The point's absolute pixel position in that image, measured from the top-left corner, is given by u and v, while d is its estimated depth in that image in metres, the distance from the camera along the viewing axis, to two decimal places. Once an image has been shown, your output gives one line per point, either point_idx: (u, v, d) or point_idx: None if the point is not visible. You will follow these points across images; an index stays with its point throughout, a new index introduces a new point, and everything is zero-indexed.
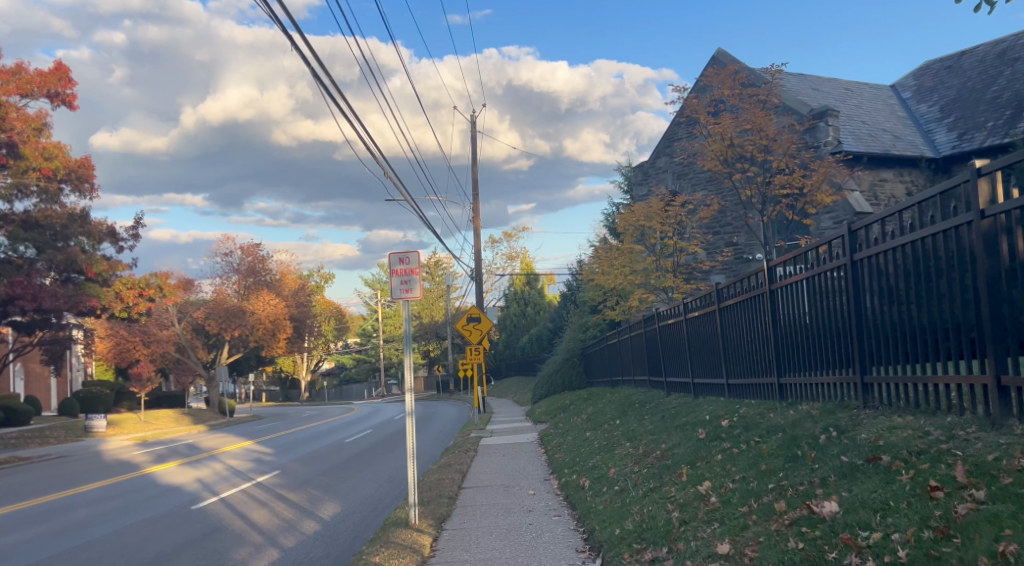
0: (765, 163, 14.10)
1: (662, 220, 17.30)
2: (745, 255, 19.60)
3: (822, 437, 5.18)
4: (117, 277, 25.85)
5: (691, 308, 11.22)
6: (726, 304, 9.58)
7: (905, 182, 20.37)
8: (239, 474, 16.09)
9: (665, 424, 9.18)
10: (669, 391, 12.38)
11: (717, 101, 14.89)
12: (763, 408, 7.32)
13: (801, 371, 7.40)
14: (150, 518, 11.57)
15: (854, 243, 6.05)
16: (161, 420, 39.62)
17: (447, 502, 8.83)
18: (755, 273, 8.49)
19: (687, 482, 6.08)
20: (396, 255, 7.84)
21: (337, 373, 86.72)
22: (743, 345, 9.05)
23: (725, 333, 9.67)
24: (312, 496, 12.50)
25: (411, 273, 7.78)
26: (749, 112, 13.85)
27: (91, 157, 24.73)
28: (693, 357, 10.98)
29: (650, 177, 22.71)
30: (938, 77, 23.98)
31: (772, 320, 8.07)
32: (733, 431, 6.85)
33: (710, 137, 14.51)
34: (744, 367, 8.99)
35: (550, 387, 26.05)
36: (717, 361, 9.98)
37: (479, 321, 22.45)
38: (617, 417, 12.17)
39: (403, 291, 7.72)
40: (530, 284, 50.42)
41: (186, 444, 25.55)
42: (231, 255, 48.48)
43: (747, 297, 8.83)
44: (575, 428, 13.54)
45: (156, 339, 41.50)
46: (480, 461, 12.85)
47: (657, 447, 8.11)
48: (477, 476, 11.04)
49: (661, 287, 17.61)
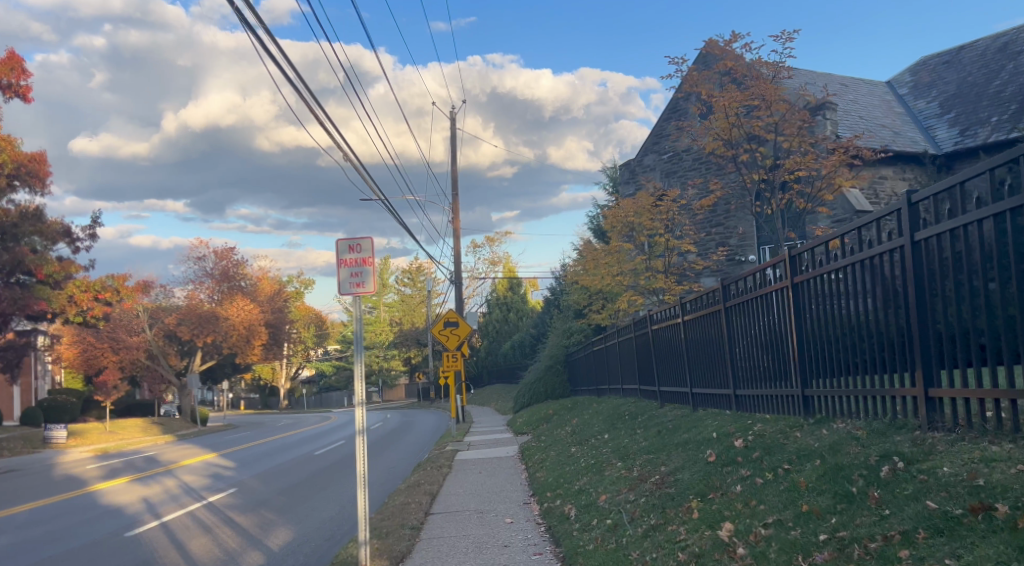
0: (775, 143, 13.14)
1: (652, 216, 16.13)
2: (738, 257, 18.74)
3: (884, 469, 3.92)
4: (71, 279, 24.35)
5: (688, 308, 9.95)
6: (732, 302, 8.29)
7: (907, 180, 19.30)
8: (191, 493, 14.66)
9: (662, 441, 7.94)
10: (662, 401, 11.16)
11: (722, 72, 13.82)
12: (787, 427, 6.03)
13: (831, 380, 6.09)
14: (75, 547, 10.13)
15: (915, 218, 4.72)
16: (128, 431, 38.02)
17: (408, 535, 7.53)
18: (776, 263, 7.13)
19: (698, 522, 4.83)
20: (346, 241, 6.52)
21: (316, 382, 84.93)
22: (755, 351, 7.74)
23: (731, 336, 8.39)
24: (264, 521, 11.15)
25: (364, 264, 6.47)
26: (757, 84, 12.94)
27: (43, 152, 23.29)
28: (692, 364, 9.73)
29: (637, 175, 21.51)
30: (936, 73, 23.05)
31: (792, 321, 6.75)
32: (752, 455, 5.60)
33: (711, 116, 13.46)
34: (757, 375, 7.70)
35: (532, 397, 24.81)
36: (721, 368, 8.69)
37: (457, 326, 21.16)
38: (605, 431, 10.93)
39: (355, 288, 6.41)
40: (512, 289, 49.18)
41: (145, 457, 24.09)
42: (203, 259, 46.92)
43: (759, 294, 7.52)
44: (559, 442, 12.31)
45: (126, 346, 39.90)
46: (454, 479, 11.57)
47: (656, 471, 6.87)
48: (448, 499, 9.73)
49: (651, 289, 16.44)
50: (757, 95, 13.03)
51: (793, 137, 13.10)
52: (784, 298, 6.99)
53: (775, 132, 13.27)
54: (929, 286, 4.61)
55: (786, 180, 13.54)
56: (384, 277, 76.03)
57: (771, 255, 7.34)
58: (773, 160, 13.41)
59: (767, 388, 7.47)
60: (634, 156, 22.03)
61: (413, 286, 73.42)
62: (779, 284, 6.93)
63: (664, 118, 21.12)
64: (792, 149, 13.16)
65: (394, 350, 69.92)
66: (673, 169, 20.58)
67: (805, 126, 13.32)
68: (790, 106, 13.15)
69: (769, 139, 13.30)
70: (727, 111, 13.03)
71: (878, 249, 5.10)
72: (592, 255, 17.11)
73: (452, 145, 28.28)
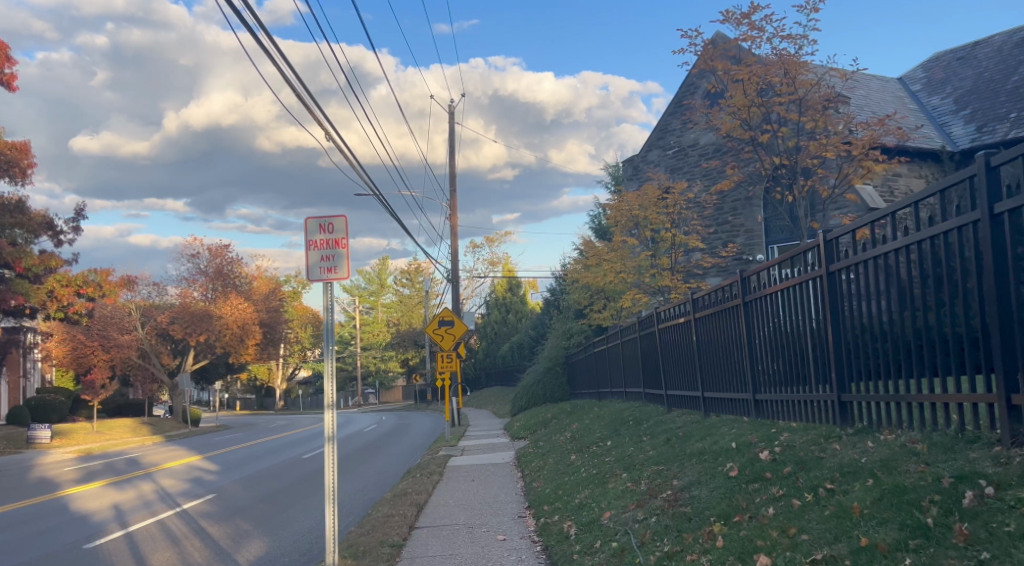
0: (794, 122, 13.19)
1: (658, 209, 15.40)
2: (745, 257, 18.02)
3: (967, 497, 3.11)
4: (50, 273, 23.49)
5: (700, 304, 9.12)
6: (752, 297, 7.41)
7: (921, 178, 18.47)
8: (167, 499, 13.84)
9: (674, 451, 7.13)
10: (669, 406, 10.38)
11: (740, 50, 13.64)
12: (821, 438, 5.19)
13: (872, 382, 5.25)
14: (27, 560, 9.31)
15: (993, 187, 3.85)
16: (116, 431, 37.17)
17: (387, 554, 6.72)
18: (807, 248, 6.25)
19: (724, 552, 4.05)
20: (316, 220, 5.70)
21: (314, 383, 83.99)
22: (781, 351, 6.86)
23: (752, 334, 7.51)
24: (238, 532, 10.35)
25: (336, 246, 5.65)
26: (779, 60, 12.89)
27: (26, 142, 22.52)
28: (706, 365, 8.89)
29: (641, 171, 20.74)
30: (950, 69, 22.26)
31: (825, 314, 5.89)
32: (782, 470, 4.77)
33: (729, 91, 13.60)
34: (782, 377, 6.83)
35: (530, 399, 23.97)
36: (740, 369, 7.83)
37: (452, 325, 20.34)
38: (607, 438, 10.13)
39: (327, 275, 5.62)
40: (511, 290, 48.34)
41: (128, 458, 23.25)
42: (197, 257, 46.08)
43: (784, 288, 6.63)
44: (558, 449, 11.52)
45: (117, 344, 38.97)
46: (445, 487, 10.78)
47: (667, 486, 6.06)
48: (436, 512, 8.93)
49: (656, 287, 15.63)
50: (779, 71, 12.98)
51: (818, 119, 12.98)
52: (816, 291, 6.12)
53: (799, 110, 13.23)
54: (1013, 271, 3.74)
55: (806, 164, 13.52)
56: (382, 277, 75.34)
57: (799, 243, 6.45)
58: (796, 139, 13.33)
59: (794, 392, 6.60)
60: (638, 151, 21.26)
61: (411, 286, 72.72)
62: (809, 275, 6.04)
63: (668, 112, 20.35)
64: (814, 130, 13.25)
65: (391, 351, 69.08)
66: (679, 165, 19.77)
67: (828, 106, 13.22)
68: (814, 86, 13.15)
69: (792, 120, 13.26)
70: (746, 88, 13.07)
71: (942, 226, 4.24)
72: (594, 252, 16.32)
73: (450, 140, 27.54)
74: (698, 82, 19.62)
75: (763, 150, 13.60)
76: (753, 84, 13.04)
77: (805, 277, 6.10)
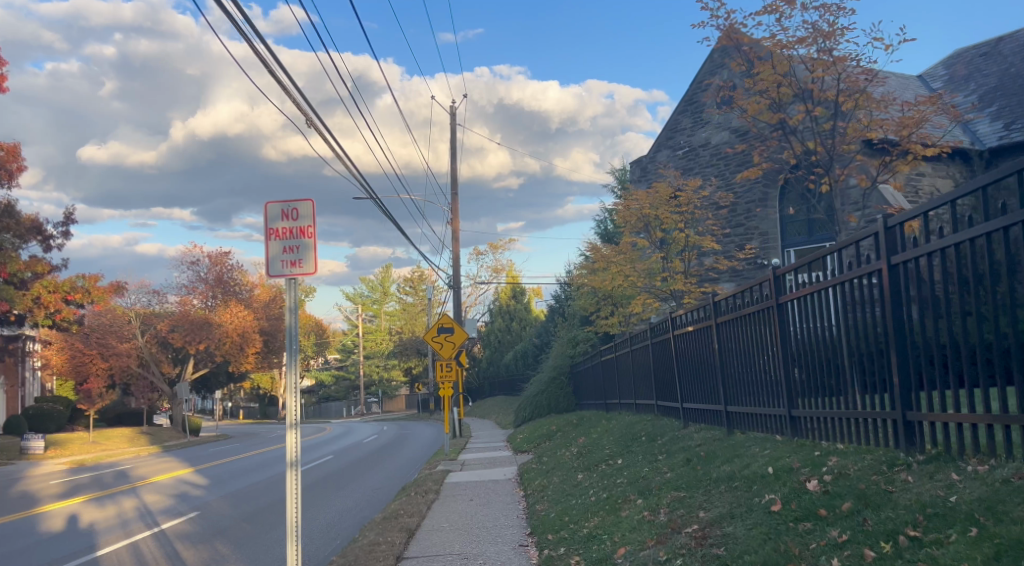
0: (827, 99, 12.62)
1: (671, 208, 14.52)
2: (760, 261, 17.22)
3: None
4: (38, 279, 22.72)
5: (723, 308, 8.19)
6: (788, 297, 6.44)
7: (946, 177, 17.58)
8: (148, 516, 12.98)
9: (697, 474, 6.21)
10: (686, 421, 9.50)
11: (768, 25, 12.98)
12: (885, 464, 4.29)
13: (945, 396, 4.35)
14: None
15: None
16: (112, 441, 36.34)
17: None
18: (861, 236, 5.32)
19: None
20: (279, 204, 4.82)
21: (315, 392, 83.24)
22: (823, 359, 5.93)
23: (786, 339, 6.55)
24: (216, 555, 9.48)
25: (299, 236, 4.78)
26: (815, 31, 12.27)
27: (15, 144, 21.78)
28: (732, 374, 7.94)
29: (650, 173, 19.75)
30: (973, 65, 21.27)
31: (882, 314, 4.96)
32: (841, 506, 3.88)
33: (757, 69, 13.00)
34: (824, 389, 5.92)
35: (534, 410, 23.07)
36: (773, 379, 6.88)
37: (452, 332, 19.42)
38: (618, 455, 9.23)
39: (292, 269, 4.75)
40: (516, 298, 47.39)
41: (117, 471, 22.38)
42: (197, 264, 45.25)
43: (828, 286, 5.69)
44: (563, 466, 10.62)
45: (116, 352, 38.17)
46: (442, 508, 9.89)
47: (693, 519, 5.14)
48: (429, 538, 8.04)
49: (668, 291, 14.74)
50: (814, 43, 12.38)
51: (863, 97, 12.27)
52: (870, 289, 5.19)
53: (834, 88, 12.60)
54: None
55: (845, 145, 12.84)
56: (385, 285, 74.58)
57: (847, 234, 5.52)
58: (832, 121, 12.68)
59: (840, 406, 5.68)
60: (646, 152, 20.36)
61: (415, 294, 71.86)
62: (863, 269, 5.09)
63: (678, 111, 19.50)
64: (852, 104, 12.68)
65: (394, 359, 68.32)
66: (689, 166, 18.86)
67: (864, 86, 12.47)
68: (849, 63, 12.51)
69: (828, 98, 12.62)
70: (775, 66, 12.49)
71: None
72: (602, 255, 15.43)
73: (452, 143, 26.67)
74: (709, 80, 18.75)
75: (796, 133, 12.95)
76: (782, 61, 12.44)
77: (857, 272, 5.17)
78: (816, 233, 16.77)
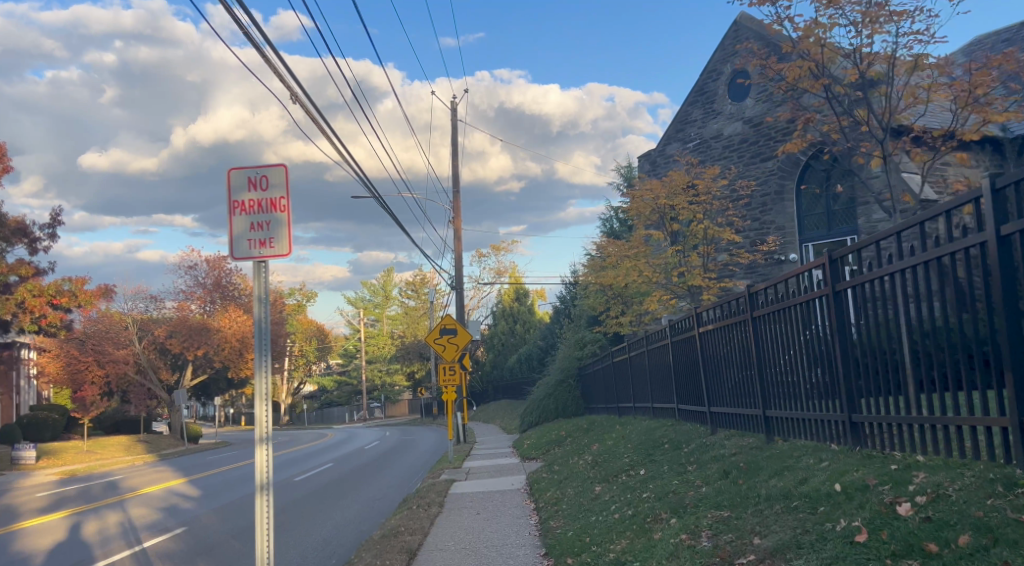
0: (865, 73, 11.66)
1: (685, 198, 13.68)
2: (777, 256, 16.37)
3: None
4: (22, 283, 21.94)
5: (761, 301, 7.20)
6: (844, 284, 5.44)
7: (972, 167, 16.65)
8: (132, 532, 12.14)
9: (743, 491, 5.35)
10: (714, 426, 8.64)
11: None
12: (1003, 482, 3.41)
13: None
14: None
15: None
16: (108, 449, 35.48)
17: None
18: (947, 204, 4.33)
19: None
20: (245, 172, 3.97)
21: (318, 398, 82.34)
22: (896, 356, 4.94)
23: (845, 334, 5.54)
24: None
25: (268, 209, 3.95)
26: None
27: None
28: (774, 375, 6.96)
29: (660, 166, 18.85)
30: (995, 51, 20.31)
31: (982, 300, 4.02)
32: (958, 541, 3.02)
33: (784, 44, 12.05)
34: (895, 389, 4.95)
35: (540, 415, 22.19)
36: (827, 379, 5.89)
37: (454, 334, 18.58)
38: (640, 465, 8.38)
39: (261, 250, 3.91)
40: (519, 300, 46.40)
41: (108, 481, 21.55)
42: (195, 268, 44.39)
43: (903, 269, 4.71)
44: (578, 476, 9.78)
45: (114, 359, 37.39)
46: (447, 522, 9.07)
47: (747, 548, 4.30)
48: (433, 558, 7.22)
49: (685, 287, 13.88)
50: None
51: (904, 69, 11.33)
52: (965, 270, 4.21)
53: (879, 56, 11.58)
54: None
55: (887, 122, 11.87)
56: (386, 289, 73.91)
57: (929, 206, 4.53)
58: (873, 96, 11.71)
59: (922, 411, 4.71)
60: (655, 146, 19.45)
61: (417, 298, 71.01)
62: (956, 244, 4.13)
63: (688, 102, 18.62)
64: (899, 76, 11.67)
65: (397, 363, 67.43)
66: (701, 159, 17.96)
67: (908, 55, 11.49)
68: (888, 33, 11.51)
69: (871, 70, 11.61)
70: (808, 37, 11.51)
71: None
72: (612, 251, 14.59)
73: (453, 141, 25.80)
74: (722, 69, 17.85)
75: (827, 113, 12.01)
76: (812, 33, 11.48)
77: (947, 248, 4.18)
78: (836, 227, 15.94)
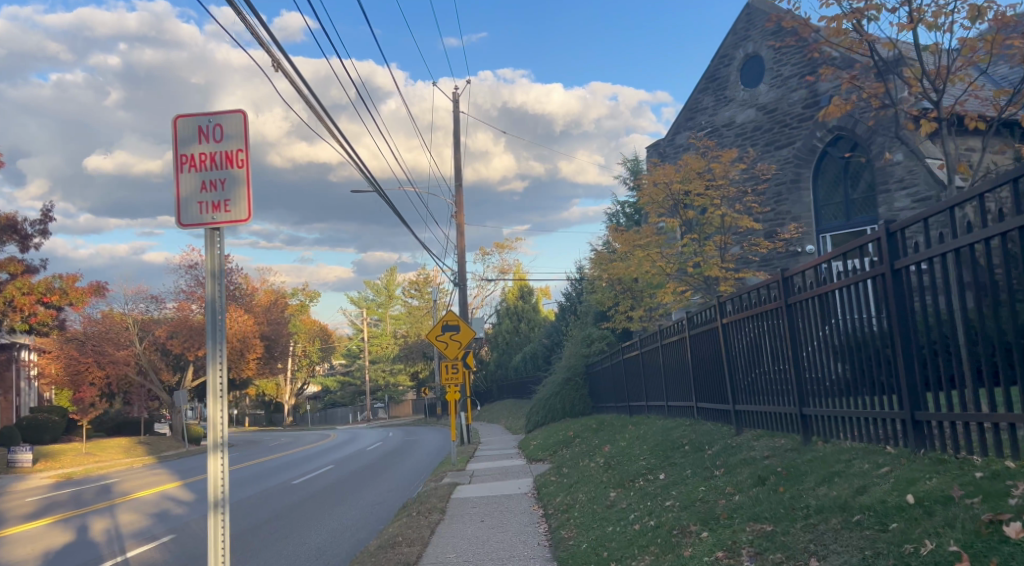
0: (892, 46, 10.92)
1: (701, 183, 12.96)
2: (794, 248, 15.61)
3: None
4: (11, 282, 21.31)
5: (796, 286, 6.41)
6: (900, 261, 4.69)
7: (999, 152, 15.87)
8: (117, 540, 11.47)
9: (786, 500, 4.65)
10: (740, 427, 7.93)
11: None
12: None
13: None
14: None
15: None
16: (106, 451, 34.69)
17: None
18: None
19: None
20: (194, 119, 3.28)
21: (321, 398, 81.47)
22: (965, 346, 4.16)
23: (902, 320, 4.76)
24: None
25: (222, 162, 3.25)
26: None
27: None
28: (811, 368, 6.22)
29: (670, 156, 18.12)
30: None
31: None
32: None
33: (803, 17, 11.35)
34: (965, 383, 4.18)
35: (547, 415, 21.43)
36: (879, 372, 5.10)
37: (457, 331, 17.85)
38: (658, 468, 7.67)
39: (213, 214, 3.22)
40: (523, 297, 45.62)
41: (102, 485, 20.88)
42: (196, 267, 43.60)
43: (973, 242, 3.94)
44: (591, 480, 9.05)
45: (114, 360, 36.43)
46: (450, 531, 8.38)
47: None
48: None
49: (700, 279, 13.15)
50: None
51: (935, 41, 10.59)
52: None
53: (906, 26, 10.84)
54: None
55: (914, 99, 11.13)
56: (390, 288, 73.08)
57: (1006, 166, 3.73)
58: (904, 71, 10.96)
59: (1003, 407, 3.92)
60: (666, 135, 18.71)
61: (421, 297, 70.21)
62: None
63: (699, 89, 17.89)
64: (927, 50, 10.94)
65: (400, 363, 66.47)
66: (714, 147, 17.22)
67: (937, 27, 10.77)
68: None
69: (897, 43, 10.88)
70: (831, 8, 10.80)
71: None
72: (622, 241, 13.84)
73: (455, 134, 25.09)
74: (734, 54, 17.10)
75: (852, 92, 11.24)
76: None
77: None
78: (856, 217, 15.17)
